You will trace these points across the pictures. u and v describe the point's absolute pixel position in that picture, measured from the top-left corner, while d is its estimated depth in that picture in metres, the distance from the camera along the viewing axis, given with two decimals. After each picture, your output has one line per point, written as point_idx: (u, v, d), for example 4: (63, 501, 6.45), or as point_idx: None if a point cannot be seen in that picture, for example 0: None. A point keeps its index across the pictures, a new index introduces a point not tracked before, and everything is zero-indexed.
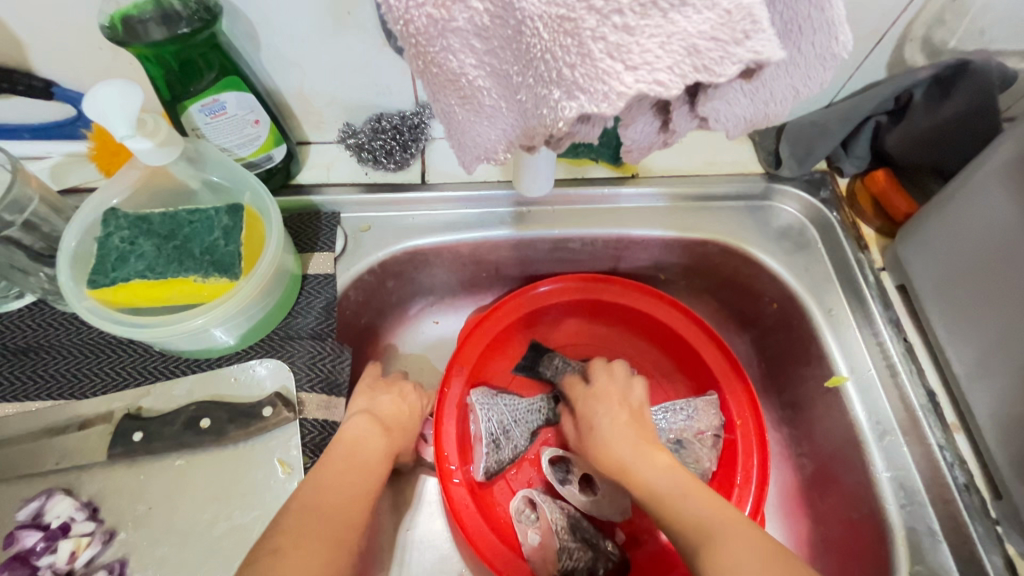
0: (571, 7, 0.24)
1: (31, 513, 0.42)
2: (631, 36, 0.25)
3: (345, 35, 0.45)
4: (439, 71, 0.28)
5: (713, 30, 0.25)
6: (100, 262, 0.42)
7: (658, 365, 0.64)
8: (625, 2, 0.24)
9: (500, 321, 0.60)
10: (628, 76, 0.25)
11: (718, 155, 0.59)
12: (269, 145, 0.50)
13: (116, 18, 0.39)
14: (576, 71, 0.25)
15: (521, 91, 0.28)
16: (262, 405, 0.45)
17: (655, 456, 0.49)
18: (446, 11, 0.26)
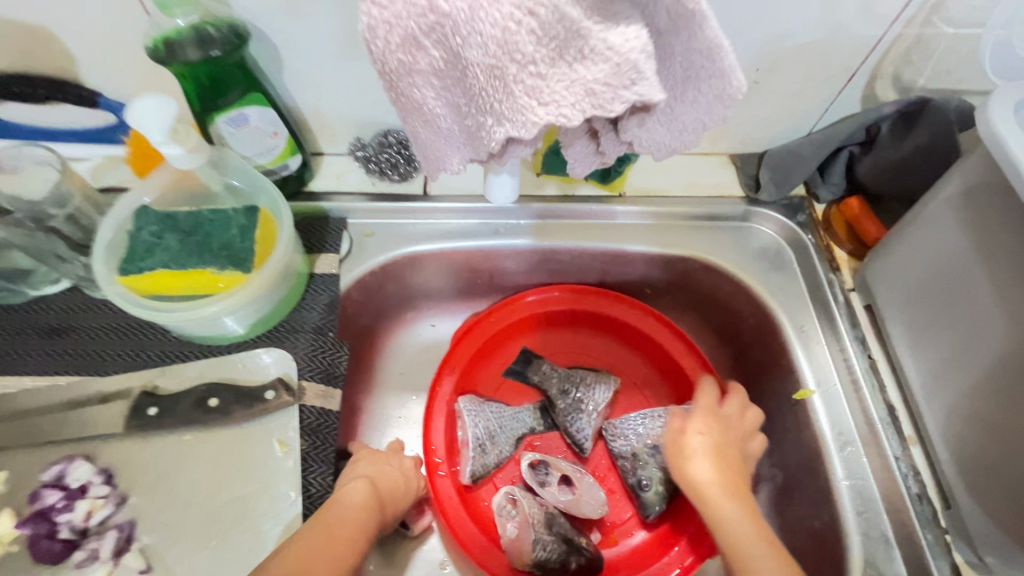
0: (498, 58, 0.29)
1: (54, 475, 0.46)
2: (544, 80, 0.31)
3: (356, 59, 0.51)
4: (406, 101, 0.33)
5: (604, 79, 0.31)
6: (130, 253, 0.47)
7: (640, 375, 0.68)
8: (538, 55, 0.30)
9: (491, 326, 0.65)
10: (540, 109, 0.31)
11: (701, 178, 0.63)
12: (287, 153, 0.55)
13: (159, 40, 0.45)
14: (503, 105, 0.31)
15: (467, 118, 0.33)
16: (265, 387, 0.50)
17: (729, 465, 0.49)
18: (411, 56, 0.30)
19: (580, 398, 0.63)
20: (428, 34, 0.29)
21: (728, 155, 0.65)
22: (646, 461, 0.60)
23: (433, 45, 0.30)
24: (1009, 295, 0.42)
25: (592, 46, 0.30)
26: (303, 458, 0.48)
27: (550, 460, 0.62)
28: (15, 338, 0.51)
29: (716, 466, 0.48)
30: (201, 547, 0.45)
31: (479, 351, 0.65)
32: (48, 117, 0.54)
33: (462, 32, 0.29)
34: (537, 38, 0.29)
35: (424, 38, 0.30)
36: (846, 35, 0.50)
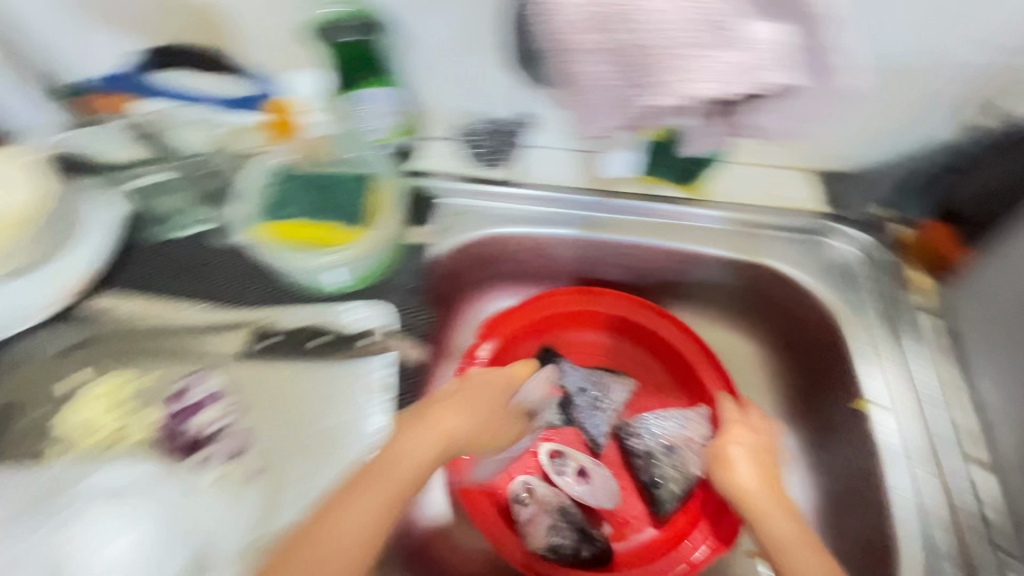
0: (657, 44, 0.34)
1: (183, 386, 0.54)
2: (684, 58, 0.34)
3: (475, 54, 0.57)
4: (569, 72, 0.36)
5: (741, 62, 0.34)
6: (268, 204, 0.58)
7: (661, 381, 0.73)
8: (688, 38, 0.33)
9: (531, 316, 0.70)
10: (683, 83, 0.34)
11: (782, 192, 0.64)
12: (404, 130, 0.64)
13: (317, 23, 0.53)
14: (655, 76, 0.35)
15: (620, 89, 0.36)
16: (365, 331, 0.58)
17: (766, 470, 0.54)
18: (581, 36, 0.34)
19: (598, 397, 0.70)
20: (599, 24, 0.34)
21: (807, 170, 0.65)
22: (660, 459, 0.65)
23: (599, 32, 0.34)
24: None
25: (740, 34, 0.33)
26: (393, 397, 0.56)
27: (567, 453, 0.68)
28: (159, 270, 0.60)
29: (751, 472, 0.53)
30: (313, 461, 0.53)
31: (513, 337, 0.70)
32: (193, 84, 0.59)
33: (632, 15, 0.33)
34: (692, 27, 0.33)
35: (596, 26, 0.34)
36: (950, 61, 0.49)
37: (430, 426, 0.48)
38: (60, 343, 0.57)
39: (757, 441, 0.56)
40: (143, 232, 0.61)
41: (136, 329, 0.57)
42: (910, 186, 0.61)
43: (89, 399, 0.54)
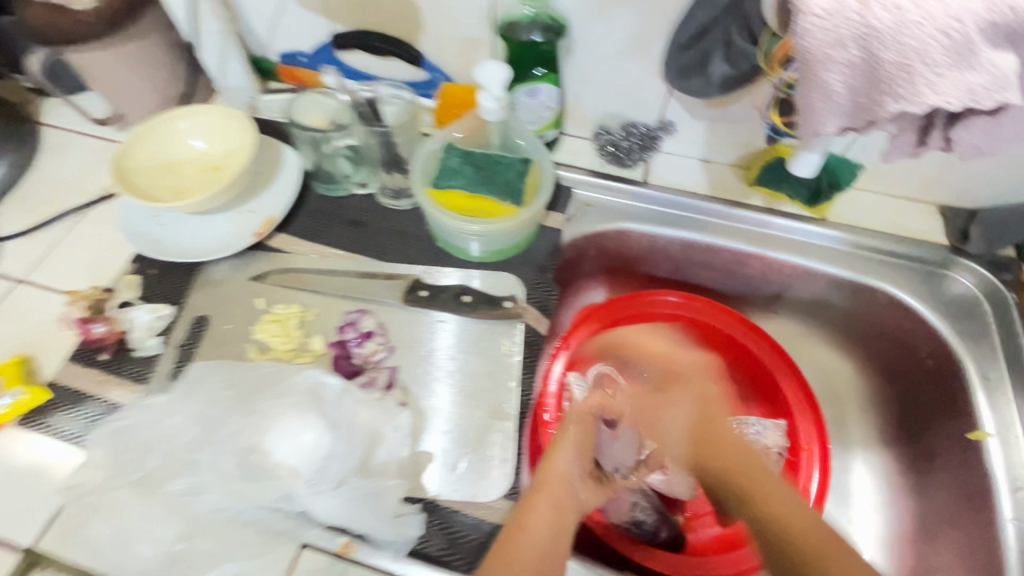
0: (915, 52, 0.31)
1: (349, 320, 0.61)
2: (938, 72, 0.32)
3: (633, 60, 0.64)
4: (813, 81, 0.34)
5: (991, 83, 0.32)
6: (437, 172, 0.63)
7: (739, 388, 0.75)
8: (941, 55, 0.31)
9: (621, 312, 0.74)
10: (932, 96, 0.33)
11: (906, 221, 0.68)
12: (554, 124, 0.68)
13: (507, 21, 0.61)
14: (912, 84, 0.32)
15: (865, 98, 0.35)
16: (505, 298, 0.63)
17: (665, 397, 0.68)
18: (833, 48, 0.32)
19: None
20: (855, 37, 0.32)
21: (937, 206, 0.68)
22: None
23: (854, 45, 0.32)
24: None
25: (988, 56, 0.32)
26: (522, 358, 0.60)
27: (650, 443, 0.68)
28: (326, 221, 0.68)
29: (677, 423, 0.66)
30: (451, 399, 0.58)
31: (604, 328, 0.74)
32: (382, 67, 0.74)
33: (897, 26, 0.31)
34: (948, 42, 0.31)
35: (850, 39, 0.32)
36: None
37: (560, 444, 0.58)
38: (248, 270, 0.64)
39: (645, 376, 0.72)
40: (316, 184, 0.70)
41: (305, 267, 0.64)
42: None
43: (262, 322, 0.60)
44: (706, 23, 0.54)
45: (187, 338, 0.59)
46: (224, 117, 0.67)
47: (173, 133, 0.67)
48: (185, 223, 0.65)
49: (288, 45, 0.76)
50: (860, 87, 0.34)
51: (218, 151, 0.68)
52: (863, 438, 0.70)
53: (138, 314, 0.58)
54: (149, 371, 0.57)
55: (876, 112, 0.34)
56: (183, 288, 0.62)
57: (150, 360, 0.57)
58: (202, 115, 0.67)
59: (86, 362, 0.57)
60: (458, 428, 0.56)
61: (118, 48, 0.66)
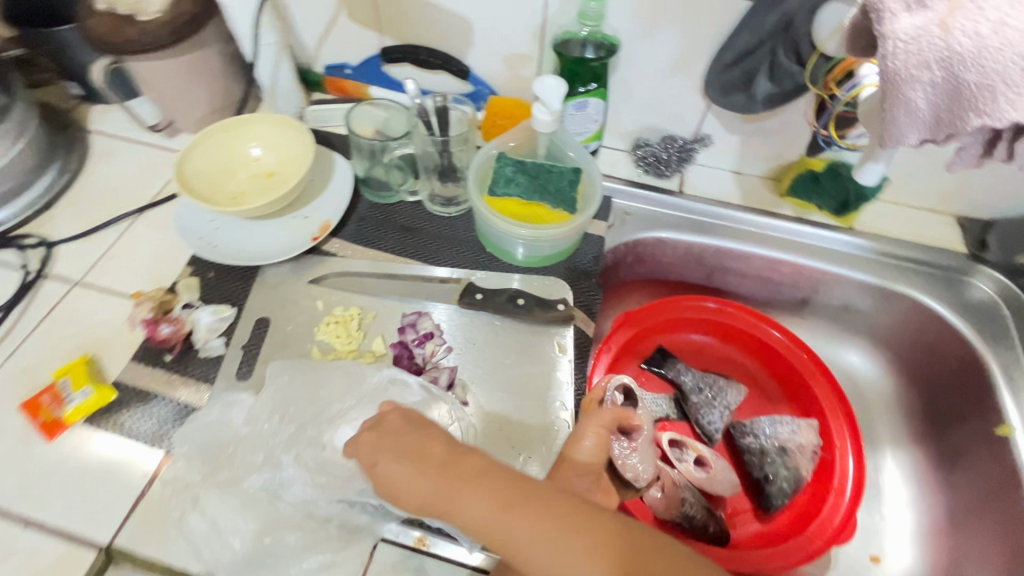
0: (995, 74, 0.33)
1: (410, 320, 0.63)
2: (1017, 92, 0.33)
3: (674, 78, 0.68)
4: (893, 95, 0.35)
5: None
6: (494, 181, 0.65)
7: (767, 390, 0.78)
8: (1017, 76, 0.32)
9: (660, 316, 0.77)
10: (1012, 112, 0.33)
11: (927, 231, 0.72)
12: (596, 137, 0.73)
13: (561, 39, 0.65)
14: (990, 100, 0.33)
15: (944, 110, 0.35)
16: (558, 301, 0.65)
17: (421, 464, 0.40)
18: (917, 68, 0.34)
19: (714, 396, 0.74)
20: (940, 55, 0.33)
21: (955, 217, 0.73)
22: (774, 458, 0.68)
23: (937, 65, 0.34)
24: None
25: None
26: (575, 358, 0.62)
27: (687, 443, 0.69)
28: (379, 225, 0.70)
29: (478, 497, 0.37)
30: (509, 397, 0.59)
31: (643, 332, 0.77)
32: (427, 80, 0.78)
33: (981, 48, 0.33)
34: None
35: (934, 57, 0.33)
36: None
37: (395, 473, 0.40)
38: (306, 273, 0.66)
39: (416, 441, 0.42)
40: (365, 190, 0.72)
41: (361, 271, 0.66)
42: None
43: (323, 324, 0.62)
44: (752, 45, 0.58)
45: (249, 339, 0.61)
46: (277, 125, 0.70)
47: (228, 140, 0.69)
48: (239, 227, 0.67)
49: (337, 59, 0.80)
50: (941, 104, 0.35)
51: (271, 158, 0.70)
52: (891, 437, 0.73)
53: (203, 316, 0.61)
54: (214, 372, 0.58)
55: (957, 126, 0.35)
56: (242, 291, 0.64)
57: (216, 361, 0.59)
58: (254, 125, 0.70)
59: (152, 363, 0.58)
60: (520, 425, 0.58)
61: (180, 58, 0.68)
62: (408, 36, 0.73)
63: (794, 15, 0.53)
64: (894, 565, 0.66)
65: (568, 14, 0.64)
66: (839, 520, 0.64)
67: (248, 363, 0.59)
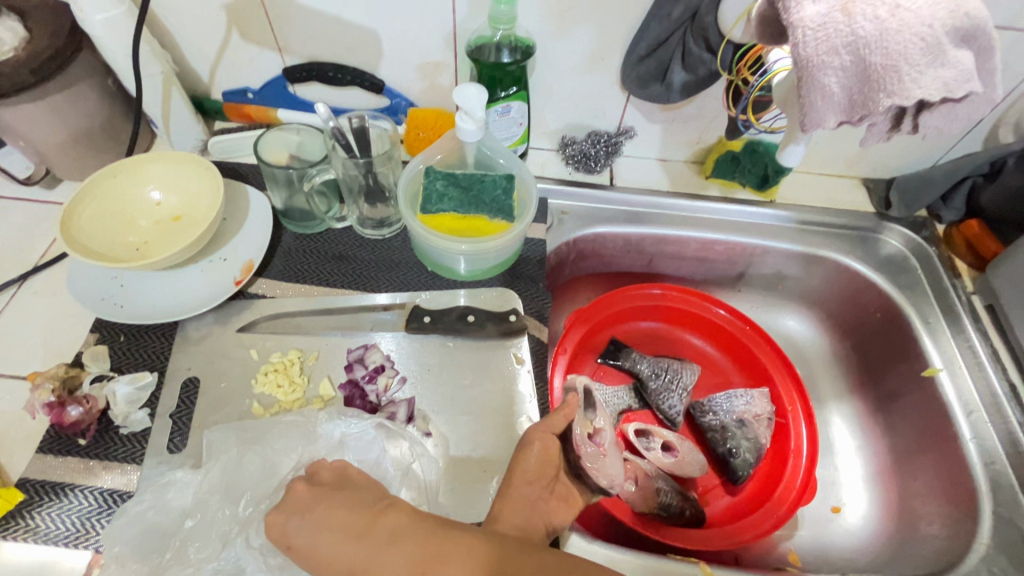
0: (896, 56, 0.34)
1: (357, 356, 0.60)
2: (915, 72, 0.34)
3: (592, 74, 0.68)
4: (811, 82, 0.36)
5: (950, 81, 0.34)
6: (425, 198, 0.62)
7: (719, 365, 0.80)
8: (913, 57, 0.34)
9: (609, 309, 0.78)
10: (915, 90, 0.34)
11: (839, 195, 0.77)
12: (523, 140, 0.71)
13: (475, 43, 0.63)
14: (896, 80, 0.34)
15: (856, 94, 0.36)
16: (509, 312, 0.63)
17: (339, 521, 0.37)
18: (828, 57, 0.35)
19: (671, 381, 0.75)
20: (845, 43, 0.35)
21: (860, 180, 0.79)
22: (735, 432, 0.71)
23: (845, 51, 0.35)
24: None
25: (949, 57, 0.34)
26: (534, 368, 0.61)
27: (652, 431, 0.71)
28: (309, 258, 0.66)
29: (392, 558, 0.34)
30: (473, 422, 0.57)
31: (595, 327, 0.77)
32: (340, 98, 0.74)
33: (880, 34, 0.34)
34: (920, 46, 0.34)
35: (840, 45, 0.35)
36: None
37: (314, 541, 0.36)
38: (233, 322, 0.60)
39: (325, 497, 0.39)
40: (288, 222, 0.67)
41: (295, 310, 0.62)
42: (947, 191, 0.72)
43: (261, 375, 0.57)
44: (663, 35, 0.59)
45: (178, 405, 0.55)
46: (174, 164, 0.63)
47: (120, 187, 0.62)
48: (147, 282, 0.60)
49: (237, 83, 0.74)
50: (852, 85, 0.36)
51: (174, 201, 0.63)
52: (833, 392, 0.78)
53: (118, 387, 0.54)
54: (141, 449, 0.52)
55: (870, 107, 0.36)
56: (162, 353, 0.57)
57: (141, 437, 0.53)
58: (147, 167, 0.63)
59: (65, 451, 0.51)
60: (489, 447, 0.56)
61: (49, 98, 0.60)
62: (313, 53, 0.69)
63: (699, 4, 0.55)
64: (855, 514, 0.68)
65: (478, 17, 0.62)
66: (801, 481, 0.67)
67: (180, 432, 0.53)
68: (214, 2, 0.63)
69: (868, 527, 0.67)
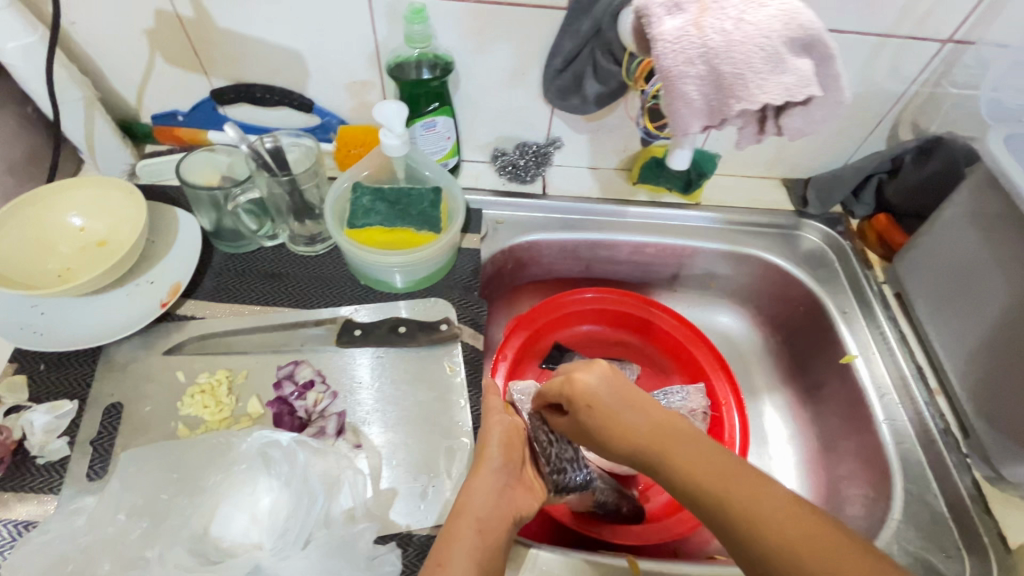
0: (740, 69, 0.39)
1: (287, 372, 0.60)
2: (758, 82, 0.39)
3: (515, 87, 0.70)
4: (674, 92, 0.40)
5: (791, 87, 0.39)
6: (353, 214, 0.63)
7: (657, 362, 0.83)
8: (755, 68, 0.39)
9: (549, 314, 0.79)
10: (758, 97, 0.40)
11: (761, 196, 0.81)
12: (453, 153, 0.74)
13: (395, 62, 0.66)
14: (742, 89, 0.39)
15: (714, 101, 0.41)
16: (440, 321, 0.64)
17: (667, 419, 0.43)
18: (685, 70, 0.39)
19: None
20: (698, 57, 0.39)
21: (780, 180, 0.83)
22: None
23: (698, 64, 0.39)
24: (1005, 263, 0.57)
25: (787, 65, 0.39)
26: (467, 375, 0.62)
27: None
28: (239, 278, 0.66)
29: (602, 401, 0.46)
30: (405, 432, 0.57)
31: (534, 333, 0.79)
32: (271, 117, 0.74)
33: (726, 49, 0.38)
34: (761, 57, 0.39)
35: (694, 58, 0.39)
36: (879, 90, 0.68)
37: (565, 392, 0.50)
38: (159, 345, 0.60)
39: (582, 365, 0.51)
40: (220, 242, 0.68)
41: (223, 330, 0.61)
42: (857, 187, 0.77)
43: (188, 397, 0.56)
44: (575, 50, 0.62)
45: (98, 431, 0.54)
46: (100, 189, 0.63)
47: (39, 215, 0.61)
48: (68, 309, 0.59)
49: (165, 106, 0.74)
50: (709, 92, 0.41)
51: (99, 226, 0.62)
52: (768, 384, 0.80)
53: (36, 417, 0.53)
54: (59, 478, 0.51)
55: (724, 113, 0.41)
56: (84, 380, 0.57)
57: (60, 465, 0.52)
58: (72, 193, 0.62)
59: None
60: (419, 456, 0.56)
61: None
62: (239, 75, 0.70)
63: (601, 21, 0.57)
64: None
65: (397, 37, 0.64)
66: None
67: (100, 459, 0.52)
68: (134, 27, 0.64)
69: None
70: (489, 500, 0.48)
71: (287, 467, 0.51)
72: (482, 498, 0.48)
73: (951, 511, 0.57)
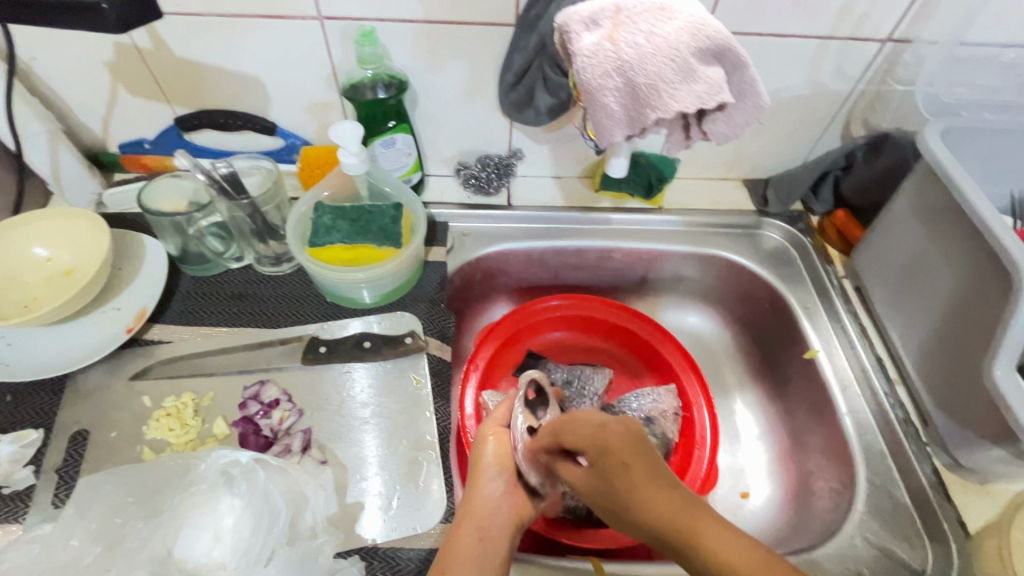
0: (653, 80, 0.42)
1: (253, 392, 0.60)
2: (672, 91, 0.43)
3: (472, 102, 0.71)
4: (596, 103, 0.44)
5: (703, 94, 0.43)
6: (314, 232, 0.64)
7: (630, 365, 0.84)
8: (667, 78, 0.42)
9: (518, 322, 0.80)
10: (673, 104, 0.43)
11: (723, 197, 0.82)
12: (416, 168, 0.75)
13: (349, 84, 0.67)
14: (655, 99, 0.43)
15: (634, 110, 0.45)
16: (404, 334, 0.65)
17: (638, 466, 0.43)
18: (604, 85, 0.43)
19: (583, 385, 0.78)
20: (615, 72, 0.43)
21: (741, 181, 0.84)
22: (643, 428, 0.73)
23: (616, 78, 0.43)
24: (949, 253, 0.58)
25: (699, 75, 0.43)
26: (432, 386, 0.62)
27: None
28: (206, 300, 0.67)
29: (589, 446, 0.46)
30: (372, 444, 0.58)
31: (505, 341, 0.79)
32: (235, 141, 0.76)
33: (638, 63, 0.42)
34: (673, 69, 0.42)
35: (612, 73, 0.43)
36: (826, 91, 0.70)
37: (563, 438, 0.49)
38: (126, 370, 0.61)
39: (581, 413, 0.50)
40: (185, 265, 0.69)
41: (191, 352, 0.62)
42: (815, 184, 0.78)
43: (154, 421, 0.57)
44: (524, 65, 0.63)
45: (64, 459, 0.55)
46: (67, 219, 0.64)
47: (8, 248, 0.62)
48: (36, 338, 0.60)
49: (130, 135, 0.75)
50: (629, 104, 0.45)
51: (66, 255, 0.63)
52: (739, 382, 0.81)
53: (2, 447, 0.54)
54: (24, 507, 0.52)
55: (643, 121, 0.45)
56: (50, 408, 0.57)
57: (26, 494, 0.52)
58: (42, 224, 0.63)
59: None
60: (387, 469, 0.57)
61: None
62: (200, 102, 0.71)
63: (545, 36, 0.58)
64: (760, 497, 0.71)
65: (352, 59, 0.66)
66: (704, 471, 0.70)
67: (65, 486, 0.53)
68: (93, 61, 0.65)
69: (772, 505, 0.70)
70: (490, 508, 0.51)
71: (249, 486, 0.52)
72: (483, 506, 0.50)
73: (913, 501, 0.58)
